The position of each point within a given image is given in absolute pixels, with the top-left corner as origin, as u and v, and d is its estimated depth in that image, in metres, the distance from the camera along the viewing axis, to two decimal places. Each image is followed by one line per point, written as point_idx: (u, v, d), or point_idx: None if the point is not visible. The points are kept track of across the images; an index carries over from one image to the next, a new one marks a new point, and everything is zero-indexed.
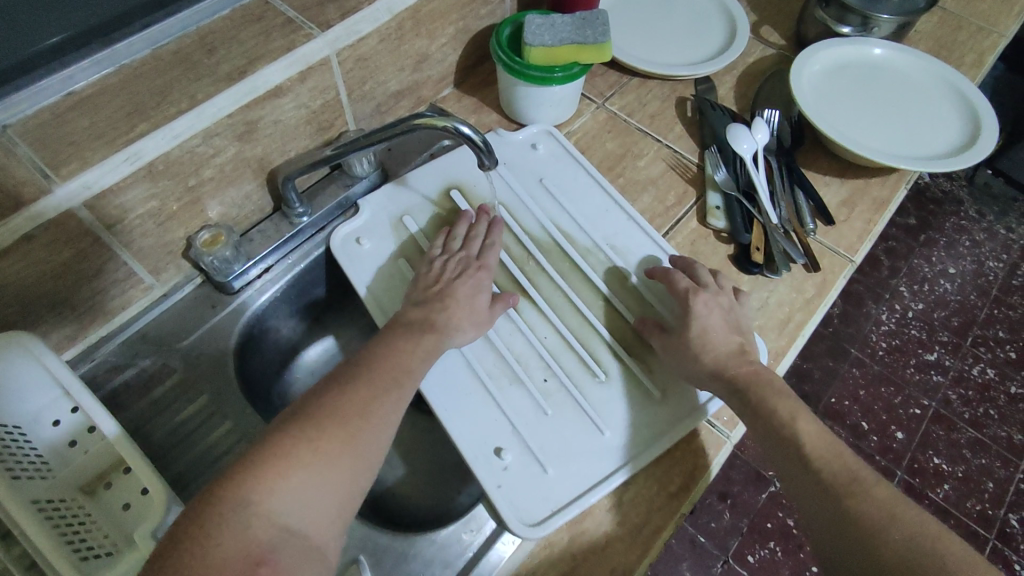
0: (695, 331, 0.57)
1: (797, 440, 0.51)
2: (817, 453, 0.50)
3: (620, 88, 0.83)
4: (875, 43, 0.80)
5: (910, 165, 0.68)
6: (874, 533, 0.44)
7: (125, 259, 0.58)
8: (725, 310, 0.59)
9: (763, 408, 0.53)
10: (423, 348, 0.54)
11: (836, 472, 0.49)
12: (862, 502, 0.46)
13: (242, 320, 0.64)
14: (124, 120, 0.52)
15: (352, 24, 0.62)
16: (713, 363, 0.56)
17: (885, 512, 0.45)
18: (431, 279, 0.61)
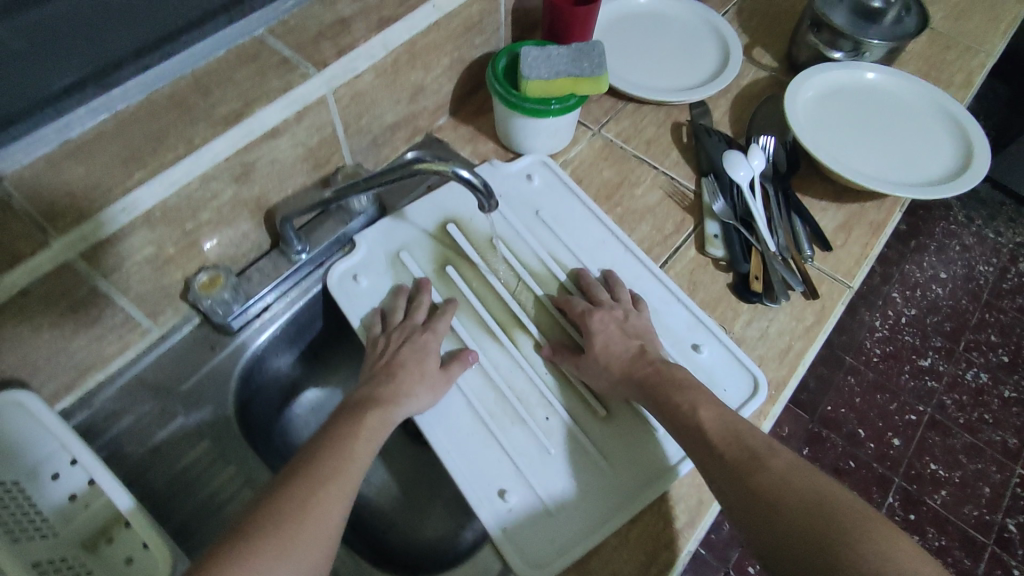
0: (596, 346, 0.59)
1: (698, 428, 0.51)
2: (718, 435, 0.50)
3: (616, 114, 0.82)
4: (869, 67, 0.80)
5: (905, 192, 0.68)
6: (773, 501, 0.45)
7: (121, 305, 0.57)
8: (622, 318, 0.61)
9: (669, 405, 0.54)
10: (368, 428, 0.54)
11: (736, 450, 0.49)
12: (760, 475, 0.47)
13: (241, 363, 0.63)
14: (120, 167, 0.52)
15: (348, 61, 0.62)
16: (621, 370, 0.58)
17: (779, 481, 0.46)
18: (380, 355, 0.61)
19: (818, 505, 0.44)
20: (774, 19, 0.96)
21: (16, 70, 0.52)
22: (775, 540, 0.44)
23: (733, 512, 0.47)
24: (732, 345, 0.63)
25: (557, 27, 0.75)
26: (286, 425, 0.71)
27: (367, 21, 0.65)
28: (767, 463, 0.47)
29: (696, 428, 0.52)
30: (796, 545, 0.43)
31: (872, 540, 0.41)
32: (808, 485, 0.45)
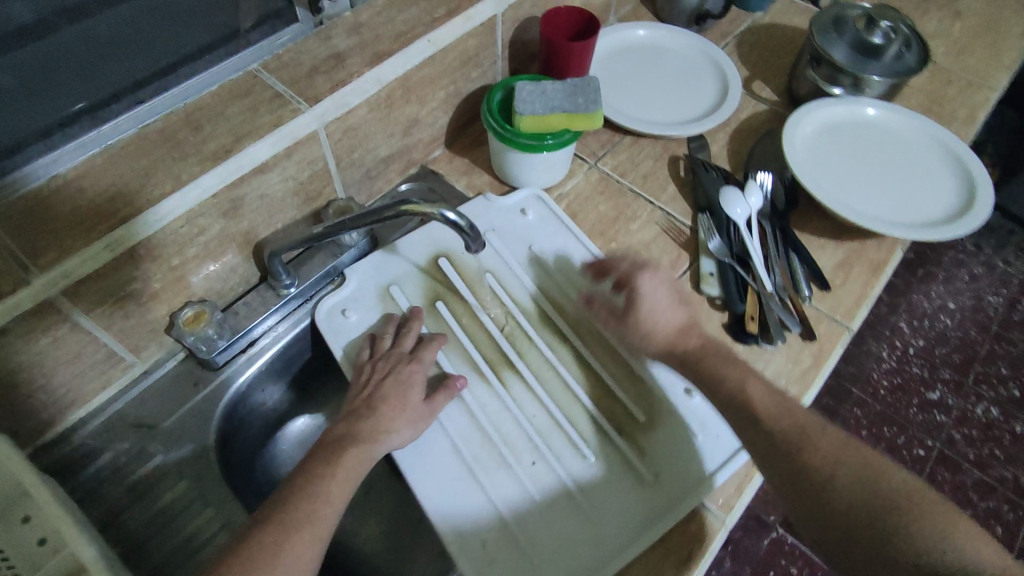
0: (641, 320, 0.59)
1: (748, 407, 0.52)
2: (769, 413, 0.51)
3: (612, 148, 0.82)
4: (869, 103, 0.79)
5: (908, 234, 0.66)
6: (825, 480, 0.47)
7: (104, 340, 0.56)
8: (671, 288, 0.60)
9: (715, 377, 0.54)
10: (346, 467, 0.53)
11: (786, 427, 0.50)
12: (811, 452, 0.48)
13: (223, 401, 0.62)
14: (107, 204, 0.52)
15: (340, 97, 0.62)
16: (666, 339, 0.58)
17: (831, 460, 0.48)
18: (364, 385, 0.60)
19: (873, 482, 0.46)
20: (774, 53, 0.95)
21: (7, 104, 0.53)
22: (830, 514, 0.46)
23: (782, 486, 0.49)
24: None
25: (553, 61, 0.75)
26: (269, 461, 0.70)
27: (362, 56, 0.64)
28: (818, 440, 0.49)
29: (742, 405, 0.52)
30: (853, 519, 0.45)
31: (930, 513, 0.44)
32: (860, 462, 0.47)
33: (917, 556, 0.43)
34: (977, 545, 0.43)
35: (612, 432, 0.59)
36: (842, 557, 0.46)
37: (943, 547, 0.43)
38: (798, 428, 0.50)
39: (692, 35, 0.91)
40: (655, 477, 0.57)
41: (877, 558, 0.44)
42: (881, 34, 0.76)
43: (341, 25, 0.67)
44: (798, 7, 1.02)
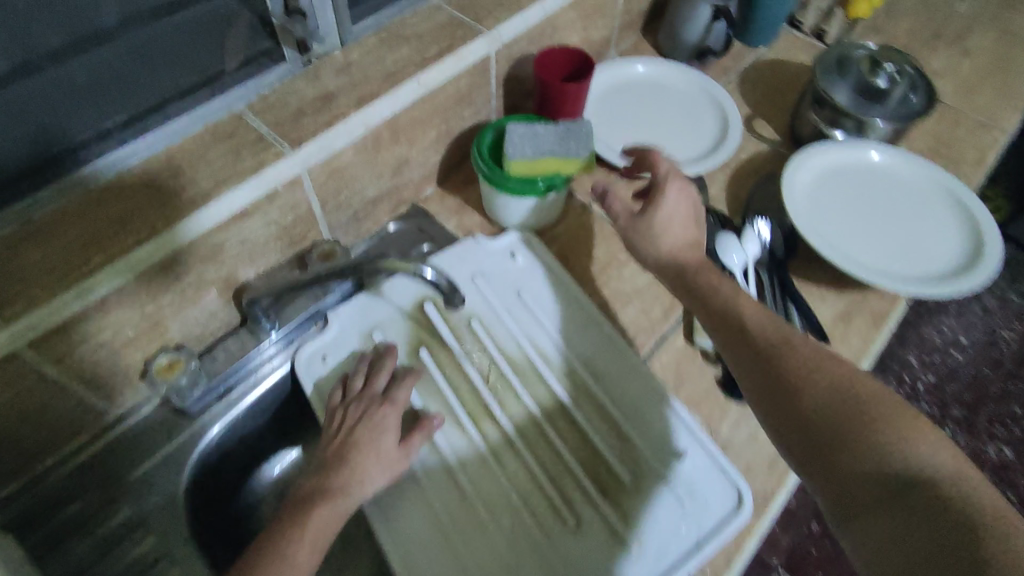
0: (656, 219, 0.60)
1: (739, 320, 0.53)
2: (757, 324, 0.52)
3: (608, 188, 0.80)
4: (873, 146, 0.77)
5: (913, 289, 0.63)
6: (795, 379, 0.48)
7: (74, 390, 0.55)
8: (693, 206, 0.61)
9: (708, 290, 0.56)
10: (314, 525, 0.52)
11: (772, 335, 0.51)
12: (786, 358, 0.49)
13: (195, 452, 0.60)
14: (80, 253, 0.51)
15: (325, 140, 0.60)
16: (672, 247, 0.59)
17: (810, 367, 0.48)
18: (335, 432, 0.59)
19: (843, 389, 0.46)
20: (778, 91, 0.93)
21: None
22: (797, 416, 0.47)
23: (754, 398, 0.50)
24: (713, 450, 0.59)
25: (548, 101, 0.73)
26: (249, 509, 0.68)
27: (350, 97, 0.63)
28: (795, 351, 0.50)
29: (732, 317, 0.53)
30: (817, 420, 0.46)
31: (897, 423, 0.44)
32: (837, 373, 0.48)
33: (874, 459, 0.43)
34: (937, 451, 0.42)
35: (596, 494, 0.57)
36: (804, 462, 0.46)
37: (903, 454, 0.42)
38: (778, 337, 0.51)
39: (693, 72, 0.90)
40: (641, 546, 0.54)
41: (835, 458, 0.44)
42: (885, 77, 0.75)
43: (330, 64, 0.66)
44: (803, 43, 1.00)
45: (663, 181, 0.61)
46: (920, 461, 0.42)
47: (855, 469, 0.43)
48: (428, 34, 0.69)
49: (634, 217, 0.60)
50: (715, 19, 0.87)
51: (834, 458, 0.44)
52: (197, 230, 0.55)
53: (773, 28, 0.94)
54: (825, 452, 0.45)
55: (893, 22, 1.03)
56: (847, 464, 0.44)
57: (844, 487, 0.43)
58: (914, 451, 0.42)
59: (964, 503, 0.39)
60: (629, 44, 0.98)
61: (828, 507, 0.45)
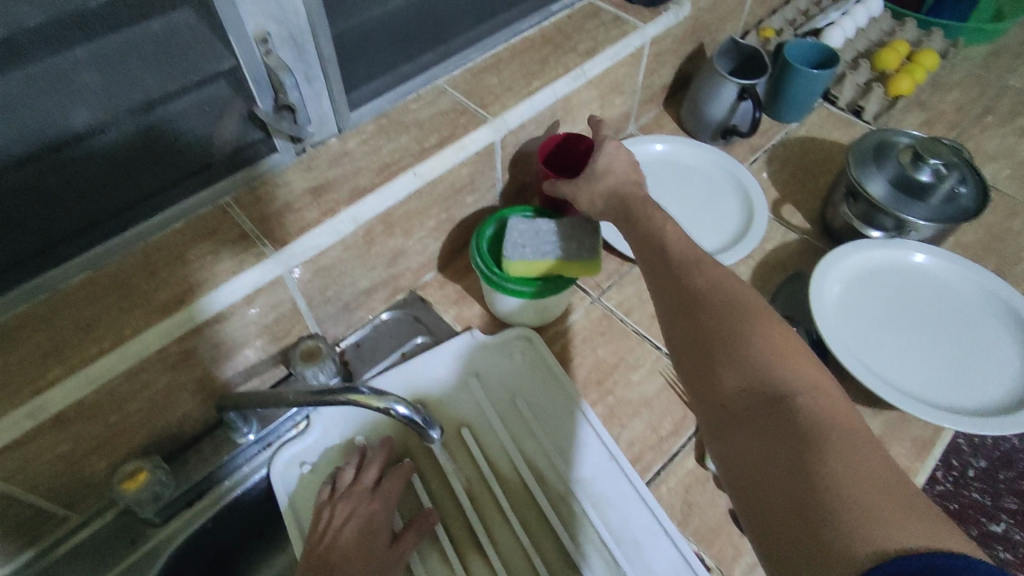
0: (598, 164, 0.62)
1: (662, 241, 0.53)
2: (675, 247, 0.52)
3: (618, 279, 0.74)
4: (915, 247, 0.70)
5: (972, 426, 0.55)
6: (698, 295, 0.47)
7: (30, 502, 0.51)
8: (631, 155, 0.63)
9: (634, 218, 0.57)
10: None
11: (685, 254, 0.51)
12: (692, 274, 0.49)
13: (155, 569, 0.56)
14: (37, 363, 0.49)
15: (311, 239, 0.57)
16: (611, 186, 0.60)
17: (711, 285, 0.47)
18: (320, 534, 0.54)
19: (736, 304, 0.45)
20: (808, 171, 0.87)
21: None
22: (690, 327, 0.46)
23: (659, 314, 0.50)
24: (606, 439, 0.60)
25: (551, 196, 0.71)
26: None
27: (343, 191, 0.61)
28: (701, 269, 0.49)
29: (654, 241, 0.53)
30: (705, 331, 0.45)
31: (776, 341, 0.42)
32: (734, 291, 0.47)
33: (744, 369, 0.42)
34: (804, 368, 0.41)
35: None
36: (689, 367, 0.46)
37: (771, 368, 0.41)
38: (691, 258, 0.50)
39: (714, 153, 0.84)
40: None
41: (711, 365, 0.44)
42: (929, 172, 0.67)
43: (325, 155, 0.63)
44: (838, 119, 0.94)
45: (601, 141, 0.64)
46: (785, 376, 0.40)
47: (726, 379, 0.42)
48: (429, 121, 0.67)
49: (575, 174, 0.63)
50: (741, 99, 0.81)
51: (713, 366, 0.44)
52: (214, 309, 0.54)
53: (806, 101, 0.88)
54: (704, 357, 0.44)
55: (939, 97, 0.96)
56: (722, 373, 0.43)
57: (716, 393, 0.43)
58: (783, 366, 0.41)
59: (812, 413, 0.38)
60: (650, 118, 0.93)
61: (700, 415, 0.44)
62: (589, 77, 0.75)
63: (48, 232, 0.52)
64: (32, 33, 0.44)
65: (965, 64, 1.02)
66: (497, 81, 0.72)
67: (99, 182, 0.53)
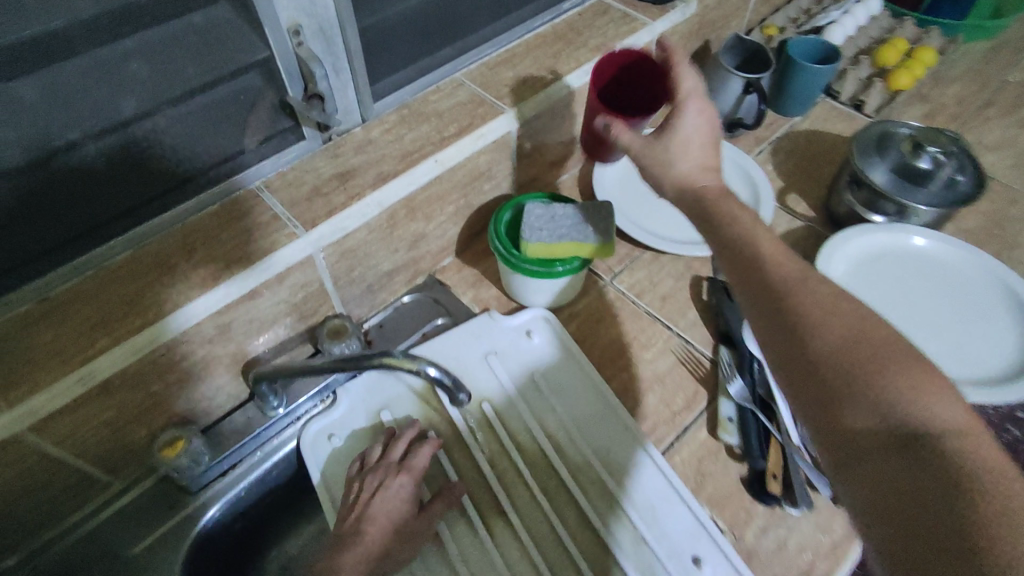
0: (675, 138, 0.54)
1: (754, 250, 0.46)
2: (771, 259, 0.45)
3: (630, 264, 0.77)
4: (916, 231, 0.72)
5: (974, 394, 0.58)
6: (807, 320, 0.41)
7: (76, 466, 0.55)
8: (714, 127, 0.55)
9: (714, 218, 0.50)
10: None
11: (783, 269, 0.44)
12: (800, 295, 0.43)
13: (195, 530, 0.60)
14: (86, 334, 0.52)
15: (338, 221, 0.60)
16: (688, 173, 0.53)
17: (823, 308, 0.42)
18: (351, 505, 0.57)
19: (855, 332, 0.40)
20: (813, 162, 0.90)
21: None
22: (803, 357, 0.41)
23: (756, 335, 0.45)
24: (622, 412, 0.63)
25: None
26: None
27: (368, 177, 0.64)
28: (809, 287, 0.43)
29: (744, 252, 0.46)
30: (823, 362, 0.40)
31: (910, 372, 0.38)
32: (850, 315, 0.41)
33: (878, 408, 0.37)
34: (945, 405, 0.37)
35: None
36: (803, 400, 0.41)
37: (911, 407, 0.37)
38: (794, 273, 0.44)
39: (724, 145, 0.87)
40: None
41: (838, 403, 0.38)
42: (927, 159, 0.71)
43: (350, 143, 0.66)
44: (841, 112, 0.97)
45: (683, 101, 0.56)
46: (929, 418, 0.36)
47: (857, 419, 0.38)
48: (448, 112, 0.70)
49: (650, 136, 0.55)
50: (746, 92, 0.85)
51: (836, 403, 0.39)
52: (248, 286, 0.57)
53: (810, 95, 0.91)
54: (825, 392, 0.39)
55: (940, 90, 0.99)
56: (848, 412, 0.38)
57: (844, 434, 0.38)
58: (926, 406, 0.36)
59: (965, 462, 0.34)
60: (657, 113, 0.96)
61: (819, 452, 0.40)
62: None
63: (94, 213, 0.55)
64: (83, 25, 0.47)
65: (965, 59, 1.05)
66: (512, 75, 0.75)
67: (142, 169, 0.56)
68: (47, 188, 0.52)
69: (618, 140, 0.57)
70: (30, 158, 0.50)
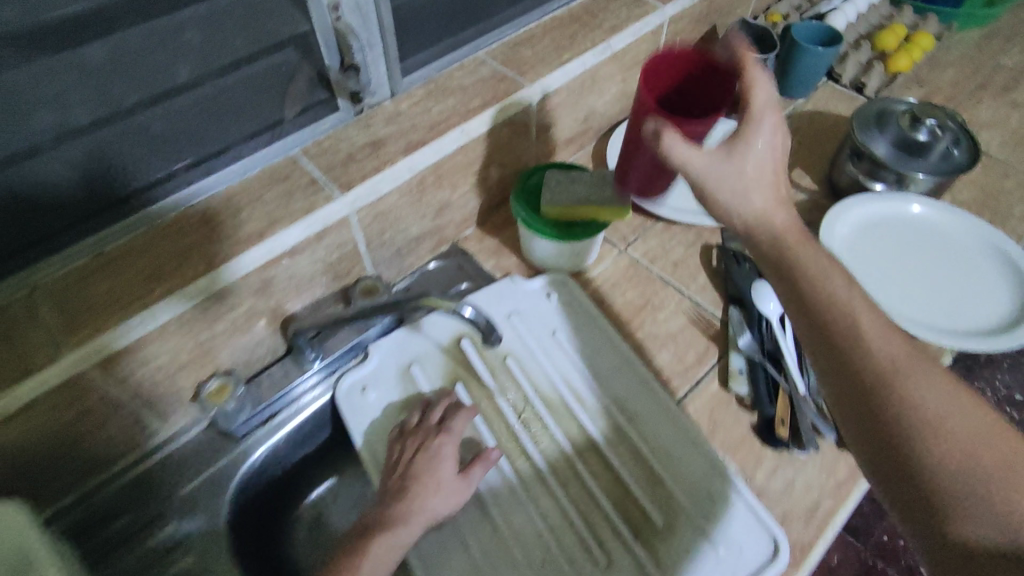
0: (745, 162, 0.47)
1: (850, 332, 0.42)
2: (869, 341, 0.41)
3: (643, 233, 0.82)
4: (914, 199, 0.76)
5: (969, 345, 0.63)
6: (914, 421, 0.38)
7: (132, 410, 0.58)
8: (787, 147, 0.48)
9: (797, 281, 0.45)
10: (371, 557, 0.54)
11: (883, 354, 0.40)
12: (916, 383, 0.39)
13: (239, 473, 0.64)
14: (142, 284, 0.55)
15: (373, 184, 0.64)
16: (763, 207, 0.46)
17: (930, 405, 0.38)
18: (395, 464, 0.61)
19: (970, 434, 0.37)
20: (815, 140, 0.94)
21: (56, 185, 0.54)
22: (905, 461, 0.38)
23: (856, 422, 0.41)
24: (638, 366, 0.67)
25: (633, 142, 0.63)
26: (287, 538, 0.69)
27: (398, 145, 0.67)
28: (927, 373, 0.39)
29: (846, 329, 0.42)
30: (943, 468, 0.37)
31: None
32: (964, 415, 0.38)
33: (997, 528, 0.34)
34: None
35: (642, 533, 0.58)
36: (903, 506, 0.38)
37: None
38: (910, 357, 0.40)
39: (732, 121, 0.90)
40: None
41: (947, 516, 0.36)
42: (926, 131, 0.74)
43: (381, 115, 0.70)
44: (842, 94, 1.01)
45: (757, 118, 0.48)
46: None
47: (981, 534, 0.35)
48: (472, 86, 0.74)
49: (720, 156, 0.47)
50: None
51: (943, 516, 0.36)
52: (290, 243, 0.60)
53: (813, 78, 0.96)
54: (932, 503, 0.36)
55: (936, 74, 1.04)
56: (960, 524, 0.35)
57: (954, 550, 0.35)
58: None
59: None
60: None
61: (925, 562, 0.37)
62: (614, 50, 0.82)
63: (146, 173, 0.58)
64: None
65: (960, 45, 1.09)
66: (531, 53, 0.79)
67: (192, 132, 0.60)
68: (108, 147, 0.56)
69: (673, 156, 0.49)
70: (97, 117, 0.53)
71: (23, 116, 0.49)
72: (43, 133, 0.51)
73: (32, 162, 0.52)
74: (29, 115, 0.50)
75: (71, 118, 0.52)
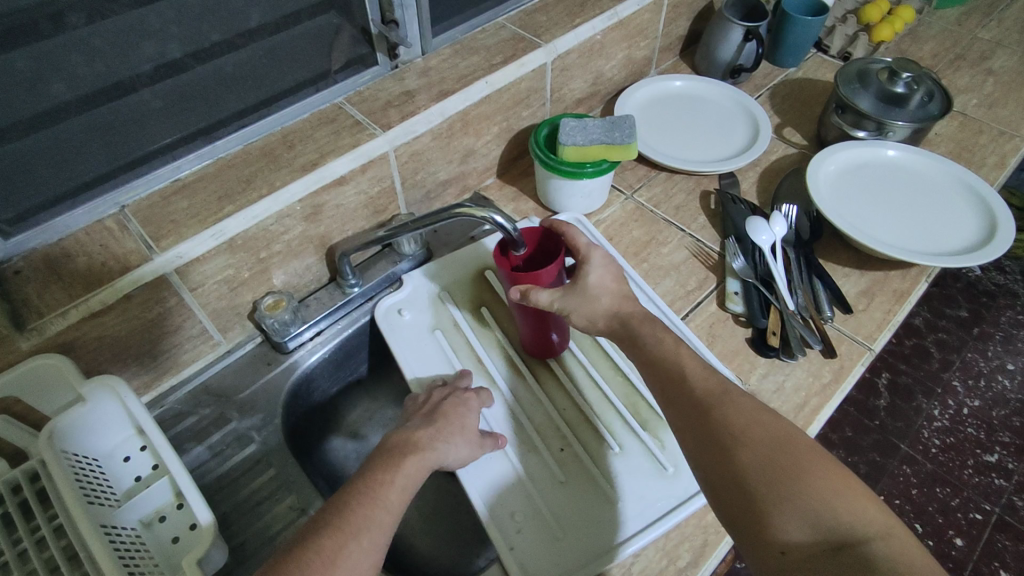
0: (591, 278, 0.59)
1: (683, 377, 0.52)
2: (695, 384, 0.51)
3: (647, 181, 0.90)
4: (890, 145, 0.85)
5: (951, 262, 0.71)
6: (727, 439, 0.47)
7: (200, 318, 0.67)
8: (616, 267, 0.61)
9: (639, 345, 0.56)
10: (403, 476, 0.54)
11: (708, 385, 0.51)
12: (725, 408, 0.49)
13: (291, 380, 0.72)
14: (215, 203, 0.63)
15: (410, 125, 0.72)
16: (609, 306, 0.59)
17: (742, 424, 0.47)
18: (423, 404, 0.65)
19: (775, 440, 0.46)
20: (805, 103, 1.03)
21: (139, 114, 0.61)
22: (732, 478, 0.46)
23: (693, 457, 0.49)
24: (644, 287, 0.75)
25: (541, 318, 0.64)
26: (328, 447, 0.78)
27: (430, 93, 0.75)
28: (735, 399, 0.49)
29: (692, 397, 0.51)
30: (752, 480, 0.45)
31: (827, 481, 0.44)
32: (767, 426, 0.47)
33: (804, 516, 0.43)
34: (860, 508, 0.43)
35: (647, 425, 0.66)
36: (733, 516, 0.46)
37: (836, 515, 0.42)
38: (720, 392, 0.50)
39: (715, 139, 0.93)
40: (676, 468, 0.62)
41: (765, 519, 0.44)
42: (903, 84, 0.82)
43: (414, 69, 0.78)
44: (830, 64, 1.09)
45: (586, 253, 0.60)
46: (855, 522, 0.42)
47: (789, 530, 0.43)
48: (494, 46, 0.82)
49: (563, 290, 0.58)
50: (746, 40, 0.97)
51: (764, 518, 0.44)
52: (338, 172, 0.68)
53: (803, 47, 1.04)
54: (754, 507, 0.44)
55: (917, 46, 1.12)
56: (777, 520, 0.43)
57: (777, 543, 0.43)
58: (845, 510, 0.42)
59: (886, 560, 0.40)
60: (668, 65, 1.09)
61: (758, 567, 0.44)
62: (621, 17, 0.90)
63: (217, 109, 0.66)
64: None
65: (940, 21, 1.18)
66: (546, 18, 0.87)
67: (255, 77, 0.68)
68: (188, 87, 0.63)
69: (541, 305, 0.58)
70: (187, 51, 0.61)
71: (129, 49, 0.57)
72: (142, 66, 0.58)
73: (127, 97, 0.59)
74: (133, 49, 0.57)
75: (164, 54, 0.59)
